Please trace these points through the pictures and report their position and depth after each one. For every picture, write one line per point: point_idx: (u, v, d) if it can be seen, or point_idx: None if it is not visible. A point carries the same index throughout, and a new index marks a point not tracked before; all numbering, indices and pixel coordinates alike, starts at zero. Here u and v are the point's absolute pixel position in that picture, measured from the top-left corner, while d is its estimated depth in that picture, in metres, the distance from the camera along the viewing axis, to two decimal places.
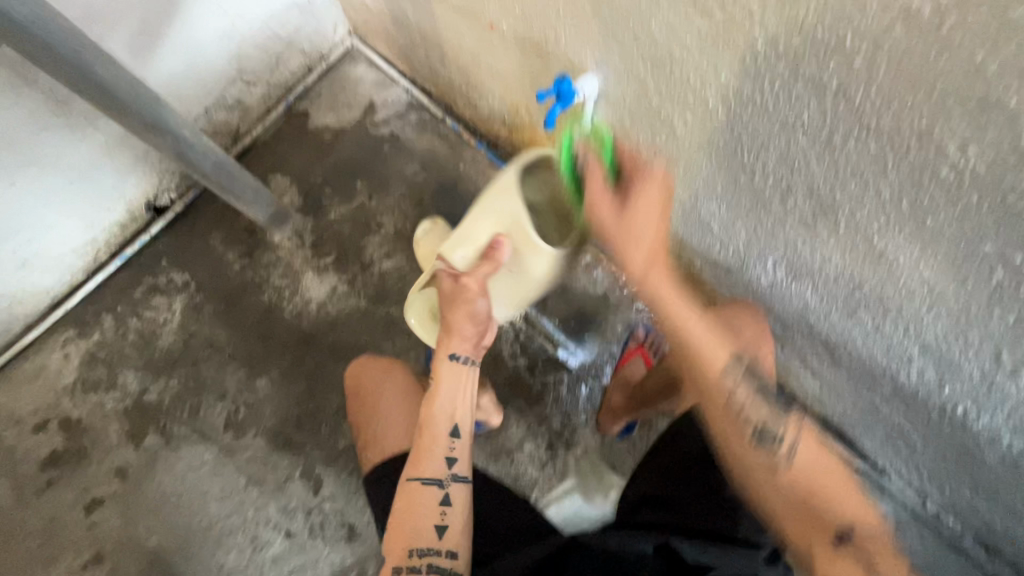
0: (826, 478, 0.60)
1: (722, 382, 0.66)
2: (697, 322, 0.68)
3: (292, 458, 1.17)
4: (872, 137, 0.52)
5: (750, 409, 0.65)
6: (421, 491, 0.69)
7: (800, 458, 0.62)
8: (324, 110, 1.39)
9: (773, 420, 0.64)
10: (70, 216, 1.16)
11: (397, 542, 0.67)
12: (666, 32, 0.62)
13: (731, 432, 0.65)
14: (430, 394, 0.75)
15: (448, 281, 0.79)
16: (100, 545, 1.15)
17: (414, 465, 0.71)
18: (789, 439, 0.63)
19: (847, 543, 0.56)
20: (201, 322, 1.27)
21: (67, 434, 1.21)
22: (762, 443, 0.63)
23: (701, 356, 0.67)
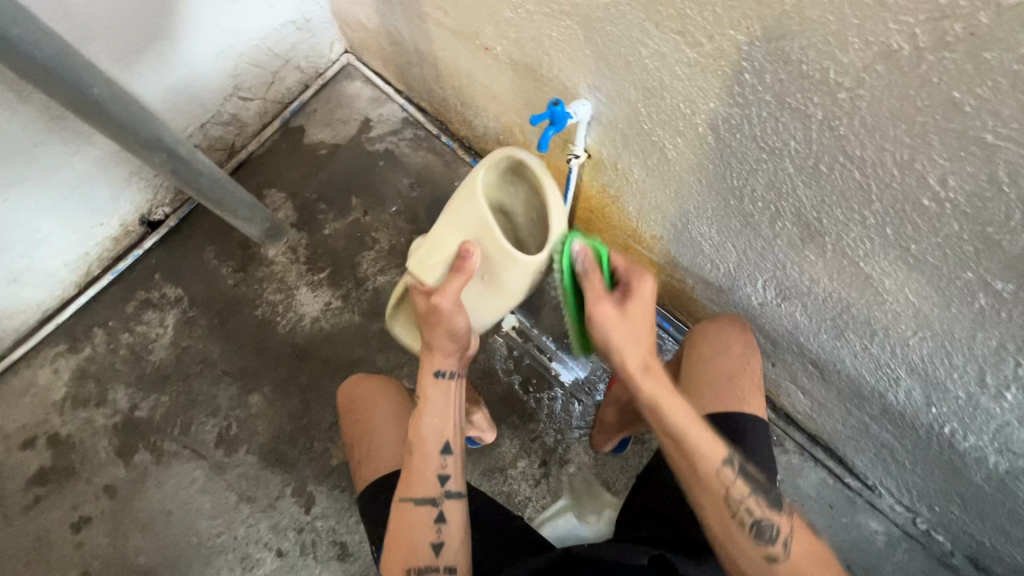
0: (812, 565, 0.60)
1: (721, 475, 0.61)
2: (689, 422, 0.62)
3: (284, 475, 1.16)
4: (857, 166, 0.53)
5: (750, 503, 0.61)
6: (415, 513, 0.69)
7: (796, 547, 0.60)
8: (319, 126, 1.40)
9: (768, 511, 0.61)
10: (62, 230, 1.16)
11: (395, 562, 0.68)
12: (657, 60, 0.63)
13: (729, 524, 0.60)
14: (416, 410, 0.73)
15: (422, 300, 0.74)
16: (87, 564, 1.13)
17: (405, 486, 0.70)
18: (783, 535, 0.60)
19: None
20: (194, 337, 1.27)
21: (55, 451, 1.20)
22: (761, 538, 0.60)
23: (694, 447, 0.61)
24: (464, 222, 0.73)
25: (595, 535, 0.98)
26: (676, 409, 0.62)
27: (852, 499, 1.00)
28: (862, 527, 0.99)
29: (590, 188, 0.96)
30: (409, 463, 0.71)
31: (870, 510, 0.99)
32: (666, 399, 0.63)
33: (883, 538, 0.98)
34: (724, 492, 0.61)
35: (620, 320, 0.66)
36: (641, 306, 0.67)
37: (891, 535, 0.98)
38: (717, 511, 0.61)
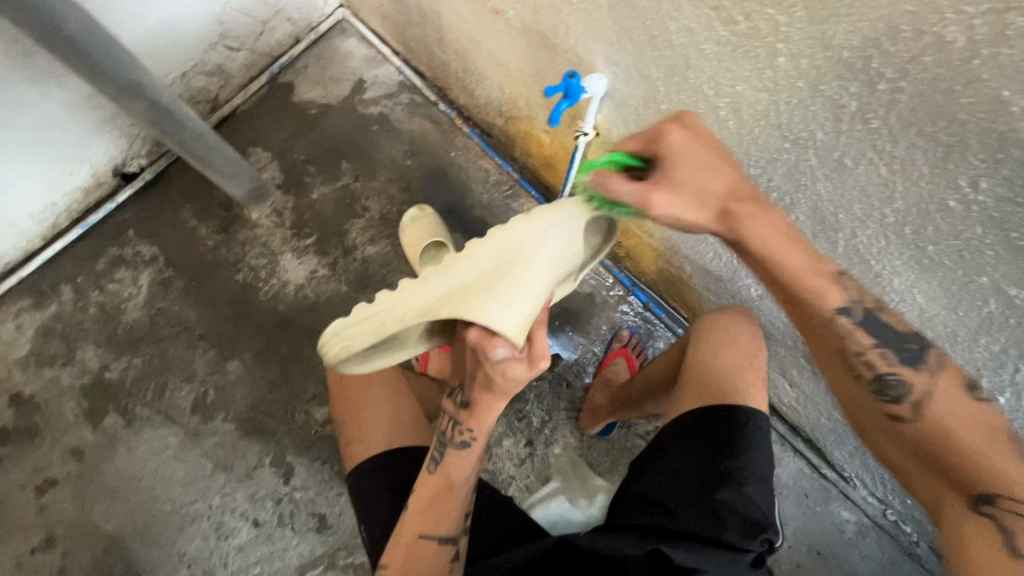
0: (963, 427, 0.53)
1: (831, 325, 0.57)
2: (808, 266, 0.56)
3: (262, 444, 1.14)
4: (884, 163, 0.52)
5: (870, 356, 0.57)
6: (435, 550, 0.64)
7: (937, 406, 0.54)
8: (310, 83, 1.33)
9: (899, 368, 0.56)
10: (28, 178, 1.08)
11: None
12: (685, 36, 0.60)
13: (844, 376, 0.59)
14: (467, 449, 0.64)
15: (520, 368, 0.56)
16: (52, 528, 1.09)
17: (429, 523, 0.64)
18: (912, 392, 0.55)
19: (994, 509, 0.50)
20: (170, 299, 1.21)
21: (18, 411, 1.14)
22: (883, 396, 0.56)
23: (809, 287, 0.57)
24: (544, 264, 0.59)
25: (584, 519, 1.01)
26: (772, 229, 0.55)
27: (826, 488, 1.06)
28: (833, 517, 1.05)
29: None
30: (428, 487, 0.66)
31: (844, 500, 1.05)
32: (774, 245, 0.55)
33: (854, 527, 1.04)
34: (839, 342, 0.57)
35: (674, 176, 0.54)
36: (701, 136, 0.56)
37: (861, 524, 1.04)
38: (835, 363, 0.59)
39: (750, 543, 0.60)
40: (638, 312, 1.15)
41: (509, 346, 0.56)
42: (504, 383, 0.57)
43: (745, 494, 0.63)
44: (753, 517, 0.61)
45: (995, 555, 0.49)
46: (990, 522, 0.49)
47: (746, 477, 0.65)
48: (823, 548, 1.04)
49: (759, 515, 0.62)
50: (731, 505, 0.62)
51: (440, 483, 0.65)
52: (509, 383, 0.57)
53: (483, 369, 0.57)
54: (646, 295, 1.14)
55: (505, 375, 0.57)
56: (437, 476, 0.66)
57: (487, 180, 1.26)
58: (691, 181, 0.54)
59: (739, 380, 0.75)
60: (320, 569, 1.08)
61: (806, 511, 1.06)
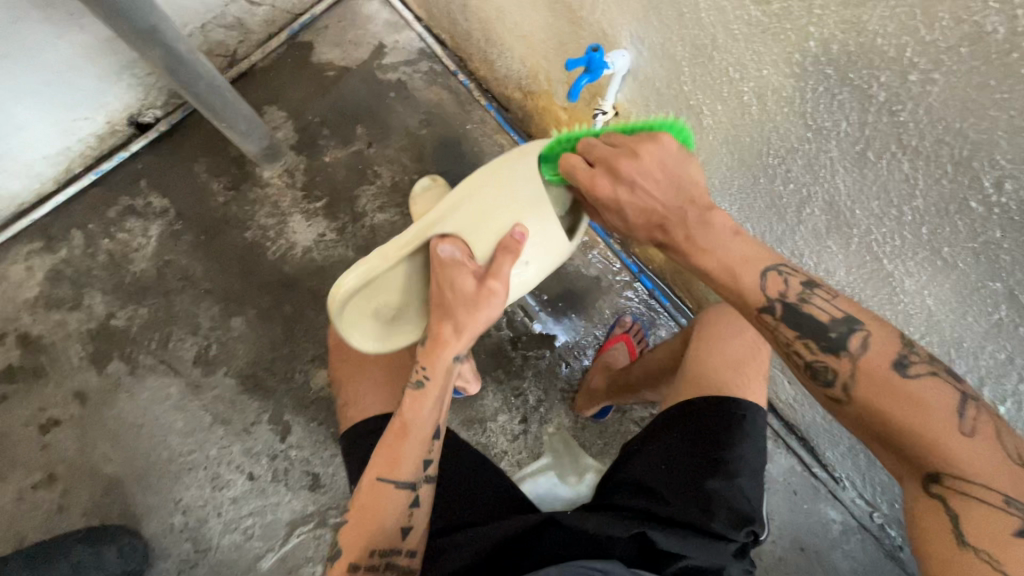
0: (903, 404, 0.48)
1: (760, 321, 0.55)
2: (731, 263, 0.55)
3: (261, 401, 1.15)
4: (907, 159, 0.51)
5: (797, 347, 0.53)
6: (392, 494, 0.64)
7: (869, 386, 0.50)
8: (329, 44, 1.31)
9: (825, 356, 0.52)
10: (43, 119, 1.08)
11: (356, 535, 0.63)
12: (714, 15, 0.59)
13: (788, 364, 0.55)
14: (421, 388, 0.66)
15: (470, 280, 0.62)
16: (53, 466, 1.11)
17: (387, 466, 0.65)
18: (841, 377, 0.51)
19: (941, 490, 0.46)
20: (178, 252, 1.22)
21: (25, 350, 1.16)
22: (817, 382, 0.52)
23: (728, 286, 0.55)
24: (516, 200, 0.65)
25: (575, 496, 1.00)
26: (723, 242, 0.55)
27: (816, 487, 1.07)
28: (820, 515, 1.06)
29: None
30: (386, 436, 0.67)
31: (832, 500, 1.06)
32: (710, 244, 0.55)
33: (839, 527, 1.05)
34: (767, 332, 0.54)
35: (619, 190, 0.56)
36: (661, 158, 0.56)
37: (847, 525, 1.05)
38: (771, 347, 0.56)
39: (736, 533, 0.61)
40: (642, 299, 1.15)
41: (458, 251, 0.63)
42: (451, 297, 0.62)
43: (736, 485, 0.64)
44: (742, 510, 0.62)
45: (942, 540, 0.45)
46: (938, 503, 0.46)
47: (738, 470, 0.65)
48: (806, 544, 1.05)
49: (748, 508, 0.63)
50: (722, 496, 0.63)
51: (397, 426, 0.67)
52: (459, 299, 0.62)
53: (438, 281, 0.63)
54: (652, 282, 1.14)
55: (452, 286, 0.62)
56: (396, 422, 0.67)
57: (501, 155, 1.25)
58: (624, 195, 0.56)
59: (740, 373, 0.75)
60: (311, 526, 1.10)
61: (793, 507, 1.07)
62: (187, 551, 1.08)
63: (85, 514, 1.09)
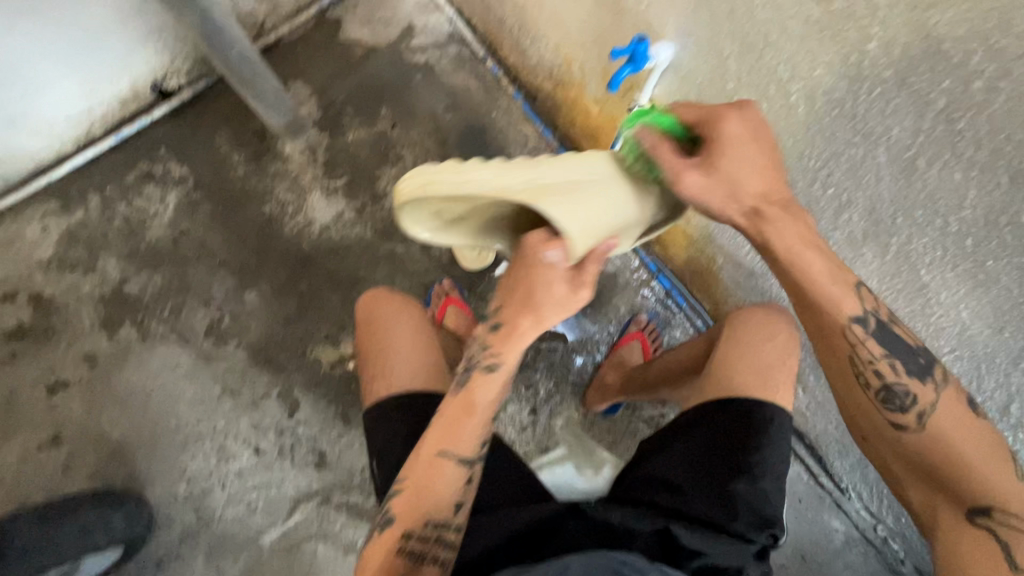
0: (970, 441, 0.56)
1: (848, 332, 0.59)
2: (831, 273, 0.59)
3: (271, 376, 1.15)
4: (960, 168, 0.51)
5: (881, 365, 0.59)
6: (451, 469, 0.62)
7: (937, 419, 0.57)
8: (358, 22, 1.29)
9: (905, 378, 0.58)
10: (68, 79, 1.07)
11: (410, 505, 0.61)
12: (770, 12, 0.58)
13: (861, 395, 0.61)
14: (491, 374, 0.62)
15: (562, 283, 0.59)
16: (59, 428, 1.11)
17: (450, 441, 0.62)
18: (918, 405, 0.58)
19: (989, 522, 0.54)
20: (195, 222, 1.21)
21: (37, 311, 1.16)
22: (890, 406, 0.59)
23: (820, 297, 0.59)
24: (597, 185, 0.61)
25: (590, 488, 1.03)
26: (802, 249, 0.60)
27: (821, 496, 1.06)
28: (823, 524, 1.06)
29: None
30: (450, 410, 0.63)
31: (836, 510, 1.06)
32: (798, 247, 0.59)
33: (842, 537, 1.05)
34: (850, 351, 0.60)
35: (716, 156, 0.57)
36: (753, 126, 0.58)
37: (849, 536, 1.05)
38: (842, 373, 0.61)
39: (756, 534, 0.62)
40: (659, 298, 1.14)
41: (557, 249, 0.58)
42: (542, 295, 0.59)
43: (759, 489, 0.65)
44: (764, 513, 0.64)
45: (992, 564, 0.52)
46: (986, 533, 0.54)
47: (762, 473, 0.65)
48: (807, 552, 1.05)
49: (769, 512, 0.64)
50: (744, 497, 0.64)
51: (461, 402, 0.63)
52: (549, 300, 0.59)
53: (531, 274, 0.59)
54: (670, 281, 1.11)
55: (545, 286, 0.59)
56: (458, 398, 0.63)
57: (526, 144, 1.24)
58: (733, 166, 0.56)
59: (768, 377, 0.74)
60: (314, 504, 1.10)
61: (796, 514, 1.07)
62: (190, 521, 1.08)
63: (90, 477, 1.09)
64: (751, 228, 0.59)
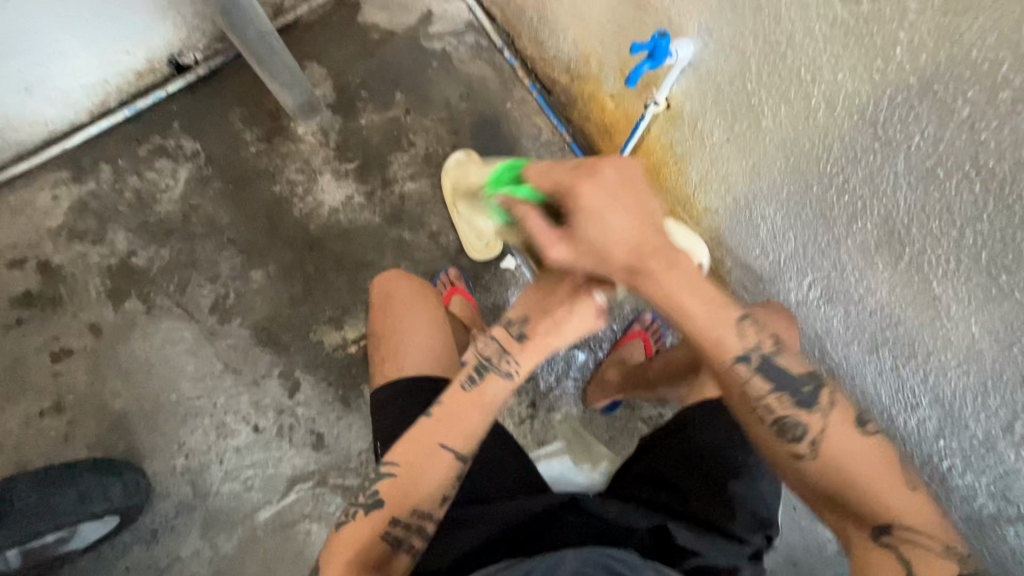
0: (857, 464, 0.52)
1: (730, 371, 0.56)
2: (710, 309, 0.55)
3: (273, 355, 1.15)
4: (980, 179, 0.50)
5: (769, 402, 0.55)
6: (450, 460, 0.60)
7: (832, 442, 0.53)
8: (377, 6, 1.29)
9: (798, 411, 0.54)
10: (85, 47, 1.07)
11: (401, 491, 0.59)
12: (795, 11, 0.58)
13: (749, 417, 0.56)
14: (513, 381, 0.65)
15: (587, 313, 0.66)
16: (62, 395, 1.12)
17: (454, 429, 0.62)
18: (813, 434, 0.53)
19: (893, 540, 0.50)
20: (204, 198, 1.21)
21: (44, 278, 1.16)
22: (784, 437, 0.54)
23: (708, 339, 0.55)
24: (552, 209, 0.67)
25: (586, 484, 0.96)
26: (682, 283, 0.56)
27: None
28: (816, 534, 1.05)
29: (655, 143, 0.91)
30: (462, 401, 0.64)
31: None
32: (675, 290, 0.55)
33: (834, 547, 1.04)
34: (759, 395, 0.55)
35: (599, 205, 0.55)
36: (617, 190, 0.56)
37: (842, 546, 1.05)
38: (735, 403, 0.57)
39: (753, 537, 0.63)
40: None
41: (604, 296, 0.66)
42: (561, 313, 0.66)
43: (757, 491, 0.66)
44: (760, 514, 0.65)
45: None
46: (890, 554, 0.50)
47: (758, 474, 0.67)
48: (799, 560, 1.05)
49: (765, 513, 0.65)
50: (744, 501, 0.65)
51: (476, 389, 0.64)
52: (569, 318, 0.66)
53: (573, 305, 0.65)
54: None
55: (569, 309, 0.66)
56: (470, 383, 0.65)
57: (538, 138, 1.22)
58: (592, 233, 0.56)
59: None
60: (309, 484, 1.10)
61: (791, 523, 1.06)
62: (186, 494, 1.09)
63: (90, 446, 1.10)
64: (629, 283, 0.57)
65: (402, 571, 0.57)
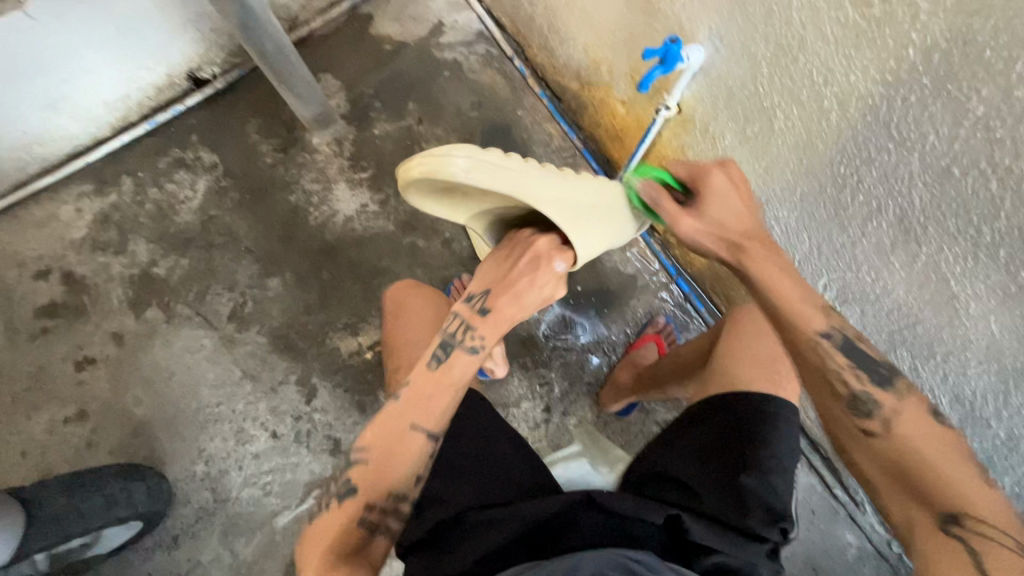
0: (931, 448, 0.53)
1: (815, 345, 0.55)
2: (801, 292, 0.57)
3: (291, 362, 1.17)
4: (996, 177, 0.50)
5: (846, 375, 0.56)
6: (415, 443, 0.64)
7: (902, 426, 0.54)
8: (389, 18, 1.31)
9: (872, 389, 0.56)
10: (108, 64, 1.11)
11: (371, 480, 0.63)
12: (806, 15, 0.59)
13: (824, 400, 0.58)
14: (477, 356, 0.69)
15: (550, 286, 0.73)
16: (85, 403, 1.14)
17: (418, 414, 0.65)
18: (885, 412, 0.55)
19: (963, 529, 0.49)
20: (222, 209, 1.24)
21: (68, 289, 1.19)
22: (855, 412, 0.56)
23: (792, 313, 0.56)
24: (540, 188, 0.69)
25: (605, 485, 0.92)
26: (780, 272, 0.58)
27: (834, 508, 1.06)
28: (836, 538, 1.04)
29: (667, 147, 0.92)
30: (425, 385, 0.67)
31: (850, 523, 1.05)
32: (773, 273, 0.57)
33: (854, 551, 1.03)
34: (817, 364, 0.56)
35: (727, 189, 0.61)
36: (733, 181, 0.62)
37: (862, 550, 1.03)
38: (811, 380, 0.58)
39: (770, 532, 0.61)
40: (678, 302, 1.14)
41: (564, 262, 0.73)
42: (527, 282, 0.71)
43: (770, 482, 0.64)
44: (775, 508, 0.62)
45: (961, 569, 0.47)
46: (960, 543, 0.49)
47: (774, 468, 0.65)
48: (819, 564, 1.04)
49: (781, 506, 0.63)
50: (756, 492, 0.63)
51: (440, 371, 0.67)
52: (532, 289, 0.72)
53: (535, 275, 0.72)
54: (689, 286, 1.13)
55: (534, 278, 0.71)
56: (434, 365, 0.68)
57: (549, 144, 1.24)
58: (716, 213, 0.60)
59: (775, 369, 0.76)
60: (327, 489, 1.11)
61: (810, 527, 1.05)
62: (206, 500, 1.10)
63: (112, 452, 1.12)
64: (732, 259, 0.59)
65: (381, 551, 0.62)
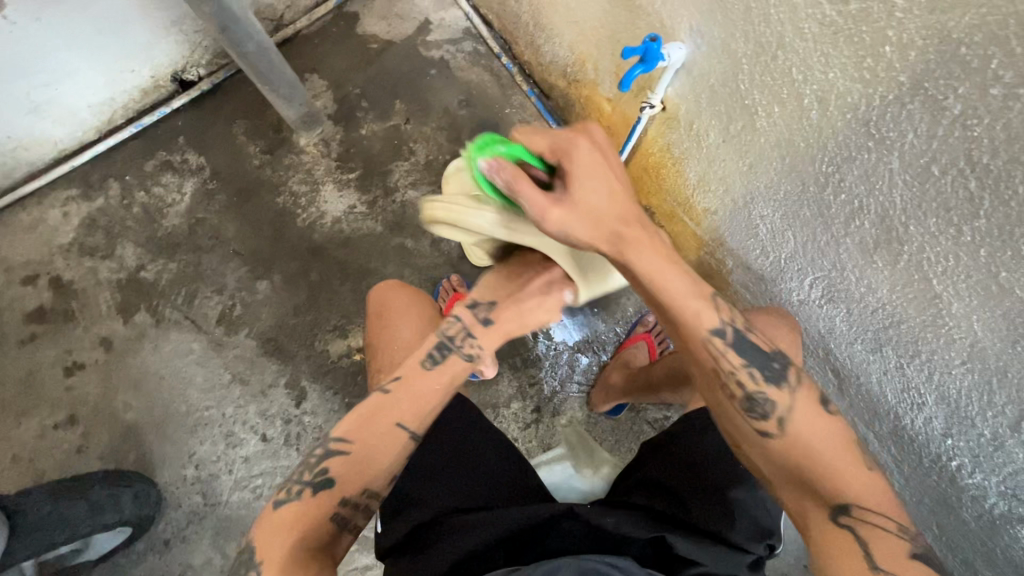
0: (820, 440, 0.57)
1: (708, 345, 0.59)
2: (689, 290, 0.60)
3: (280, 364, 1.16)
4: (975, 176, 0.50)
5: (740, 377, 0.59)
6: (402, 442, 0.64)
7: (796, 423, 0.57)
8: (375, 17, 1.30)
9: (762, 386, 0.58)
10: (91, 67, 1.10)
11: (351, 475, 0.62)
12: (784, 13, 0.58)
13: (725, 404, 0.60)
14: (474, 363, 0.69)
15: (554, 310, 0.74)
16: (75, 408, 1.14)
17: (410, 412, 0.65)
18: (779, 410, 0.58)
19: (849, 519, 0.53)
20: (210, 211, 1.23)
21: (56, 294, 1.19)
22: (751, 413, 0.58)
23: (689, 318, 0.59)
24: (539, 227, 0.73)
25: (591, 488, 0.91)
26: (685, 286, 0.60)
27: None
28: None
29: (652, 144, 0.91)
30: (419, 384, 0.67)
31: None
32: (664, 273, 0.60)
33: None
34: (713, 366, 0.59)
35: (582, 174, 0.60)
36: (590, 161, 0.61)
37: None
38: (710, 385, 0.61)
39: (754, 546, 0.63)
40: None
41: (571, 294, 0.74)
42: (534, 304, 0.72)
43: (757, 496, 0.66)
44: (762, 523, 0.64)
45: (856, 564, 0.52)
46: (849, 533, 0.53)
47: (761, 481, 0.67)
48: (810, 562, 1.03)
49: (767, 521, 0.65)
50: (744, 505, 0.65)
51: (439, 370, 0.68)
52: (534, 313, 0.72)
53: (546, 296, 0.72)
54: None
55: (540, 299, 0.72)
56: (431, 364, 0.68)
57: None
58: (592, 199, 0.60)
59: None
60: None
61: None
62: (196, 504, 1.10)
63: (102, 457, 1.12)
64: (617, 255, 0.61)
65: (345, 546, 0.62)
